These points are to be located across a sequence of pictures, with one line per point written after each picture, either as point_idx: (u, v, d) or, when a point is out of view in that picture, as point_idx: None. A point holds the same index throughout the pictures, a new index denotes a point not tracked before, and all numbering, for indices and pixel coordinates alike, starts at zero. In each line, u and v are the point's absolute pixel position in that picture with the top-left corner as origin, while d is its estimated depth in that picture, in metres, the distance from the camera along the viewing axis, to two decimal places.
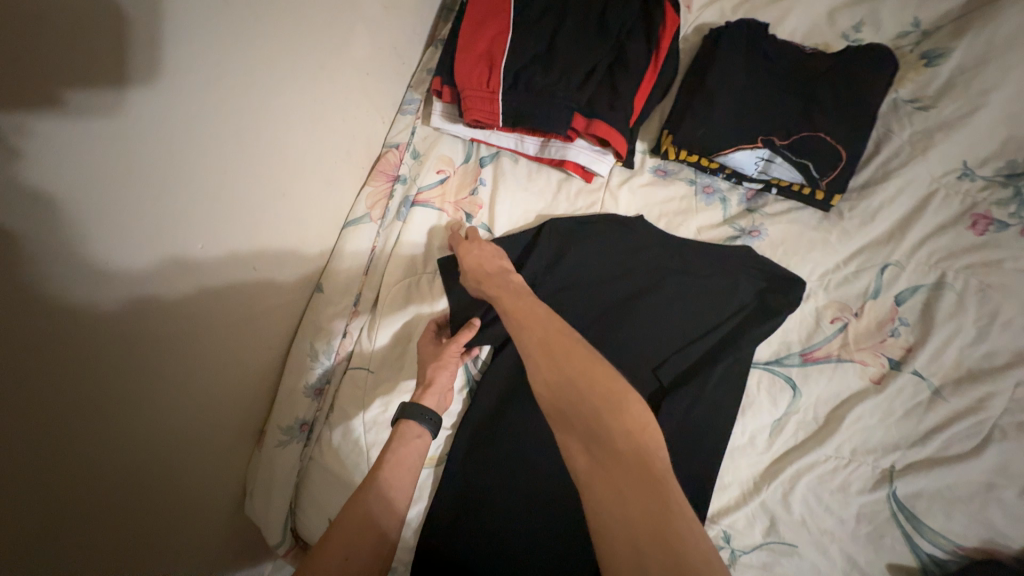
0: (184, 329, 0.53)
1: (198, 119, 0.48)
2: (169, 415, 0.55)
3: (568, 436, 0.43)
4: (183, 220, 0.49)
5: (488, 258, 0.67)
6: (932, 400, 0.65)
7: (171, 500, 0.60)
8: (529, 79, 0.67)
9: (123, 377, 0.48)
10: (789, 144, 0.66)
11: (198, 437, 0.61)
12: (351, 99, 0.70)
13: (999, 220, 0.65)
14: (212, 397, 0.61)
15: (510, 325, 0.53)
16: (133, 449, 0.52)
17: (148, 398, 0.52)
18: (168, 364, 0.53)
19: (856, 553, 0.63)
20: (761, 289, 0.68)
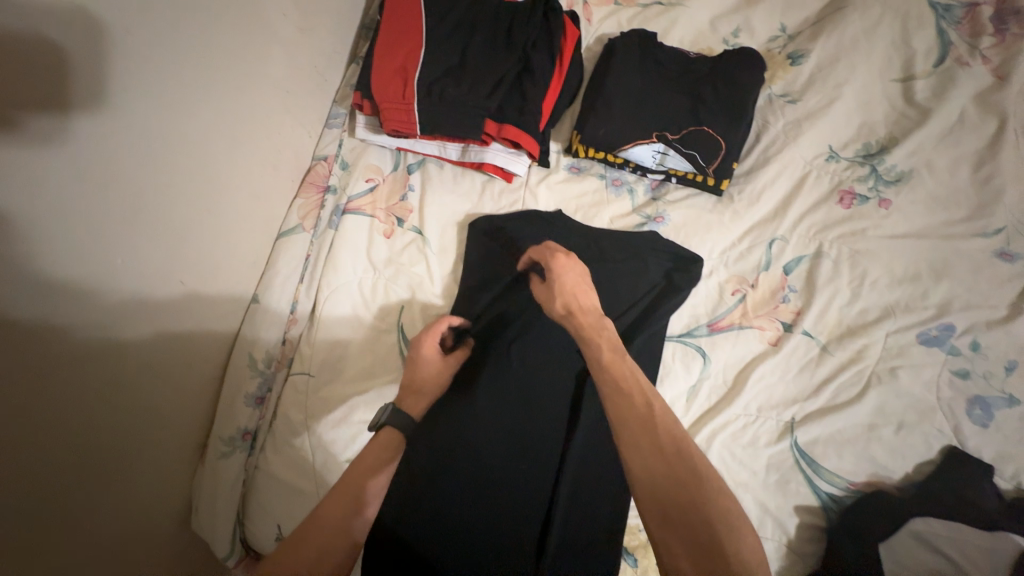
0: (107, 348, 0.53)
1: (119, 135, 0.49)
2: (103, 433, 0.56)
3: (667, 532, 0.46)
4: (110, 237, 0.51)
5: (583, 293, 0.67)
6: (821, 355, 0.73)
7: (114, 518, 0.60)
8: (442, 90, 0.73)
9: (43, 399, 0.47)
10: (681, 136, 0.74)
11: (131, 458, 0.60)
12: (274, 116, 0.73)
13: (860, 195, 0.75)
14: (143, 417, 0.61)
15: (609, 394, 0.56)
16: (56, 476, 0.51)
17: (80, 417, 0.52)
18: (94, 382, 0.52)
19: (766, 500, 0.70)
20: (668, 269, 0.75)
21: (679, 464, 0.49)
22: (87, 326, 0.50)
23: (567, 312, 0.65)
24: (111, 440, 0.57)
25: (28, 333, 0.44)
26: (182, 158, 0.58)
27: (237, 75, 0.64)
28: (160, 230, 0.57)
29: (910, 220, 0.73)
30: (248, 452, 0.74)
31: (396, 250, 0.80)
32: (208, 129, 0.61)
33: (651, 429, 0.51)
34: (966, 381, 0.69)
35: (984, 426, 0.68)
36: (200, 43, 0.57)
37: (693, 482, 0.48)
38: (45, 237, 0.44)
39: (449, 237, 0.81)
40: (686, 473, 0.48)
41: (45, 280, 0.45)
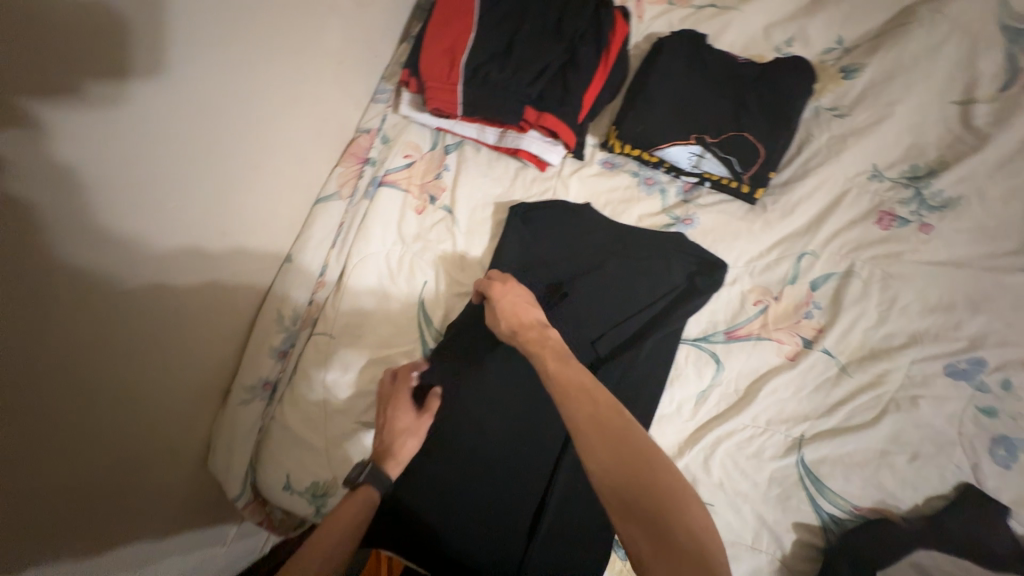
0: (147, 294, 0.56)
1: (186, 86, 0.53)
2: (110, 379, 0.54)
3: (630, 526, 0.44)
4: (167, 182, 0.54)
5: (526, 308, 0.66)
6: (839, 375, 0.72)
7: (125, 466, 0.60)
8: (485, 74, 0.74)
9: (94, 334, 0.50)
10: (720, 141, 0.74)
11: (161, 400, 0.64)
12: (324, 85, 0.76)
13: (901, 217, 0.73)
14: (172, 364, 0.63)
15: (556, 394, 0.52)
16: (95, 416, 0.53)
17: (91, 359, 0.51)
18: (136, 322, 0.55)
19: (765, 512, 0.70)
20: (691, 271, 0.75)
21: (628, 452, 0.46)
22: (139, 267, 0.53)
23: (512, 334, 0.63)
24: (119, 388, 0.56)
25: (90, 265, 0.47)
26: (236, 115, 0.61)
27: (294, 41, 0.67)
28: (211, 182, 0.60)
29: (952, 248, 0.71)
30: (266, 402, 0.77)
31: (426, 227, 0.83)
32: (262, 90, 0.64)
33: (599, 421, 0.48)
34: (992, 419, 0.67)
35: (1005, 468, 0.66)
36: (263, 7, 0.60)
37: (645, 470, 0.45)
38: (116, 175, 0.47)
39: (478, 219, 0.83)
40: (644, 474, 0.45)
41: (110, 218, 0.48)
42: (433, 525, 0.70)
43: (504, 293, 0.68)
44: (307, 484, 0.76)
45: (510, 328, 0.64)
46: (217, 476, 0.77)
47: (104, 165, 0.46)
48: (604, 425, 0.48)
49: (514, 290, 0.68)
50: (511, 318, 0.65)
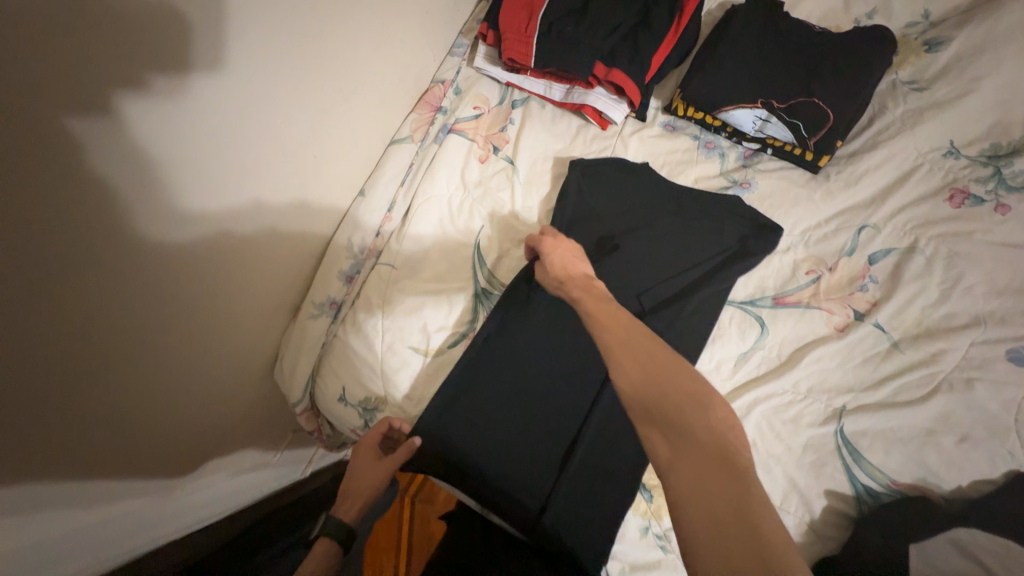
0: (222, 225, 0.61)
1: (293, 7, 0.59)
2: (189, 320, 0.63)
3: (652, 433, 0.44)
4: (266, 98, 0.61)
5: (576, 261, 0.67)
6: (889, 351, 0.71)
7: (200, 392, 0.70)
8: (561, 29, 0.78)
9: (181, 256, 0.57)
10: (787, 106, 0.74)
11: (227, 324, 0.71)
12: (409, 32, 0.82)
13: (975, 195, 0.70)
14: (236, 309, 0.72)
15: (587, 321, 0.56)
16: (171, 341, 0.61)
17: (175, 301, 0.59)
18: (231, 229, 0.63)
19: (797, 476, 0.70)
20: (745, 235, 0.75)
21: (647, 356, 0.48)
22: (228, 183, 0.60)
23: (559, 282, 0.65)
24: (194, 328, 0.65)
25: (188, 177, 0.54)
26: (331, 44, 0.68)
27: None
28: (305, 103, 0.67)
29: None
30: (331, 319, 0.84)
31: (487, 175, 0.88)
32: (355, 26, 0.71)
33: (626, 340, 0.51)
34: None
35: None
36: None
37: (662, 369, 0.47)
38: (223, 82, 0.54)
39: (537, 172, 0.87)
40: (663, 367, 0.46)
41: (212, 123, 0.55)
42: (468, 449, 0.76)
43: (555, 246, 0.69)
44: (360, 398, 0.83)
45: (556, 280, 0.65)
46: (281, 382, 0.86)
47: (219, 65, 0.53)
48: (633, 344, 0.50)
49: (565, 246, 0.69)
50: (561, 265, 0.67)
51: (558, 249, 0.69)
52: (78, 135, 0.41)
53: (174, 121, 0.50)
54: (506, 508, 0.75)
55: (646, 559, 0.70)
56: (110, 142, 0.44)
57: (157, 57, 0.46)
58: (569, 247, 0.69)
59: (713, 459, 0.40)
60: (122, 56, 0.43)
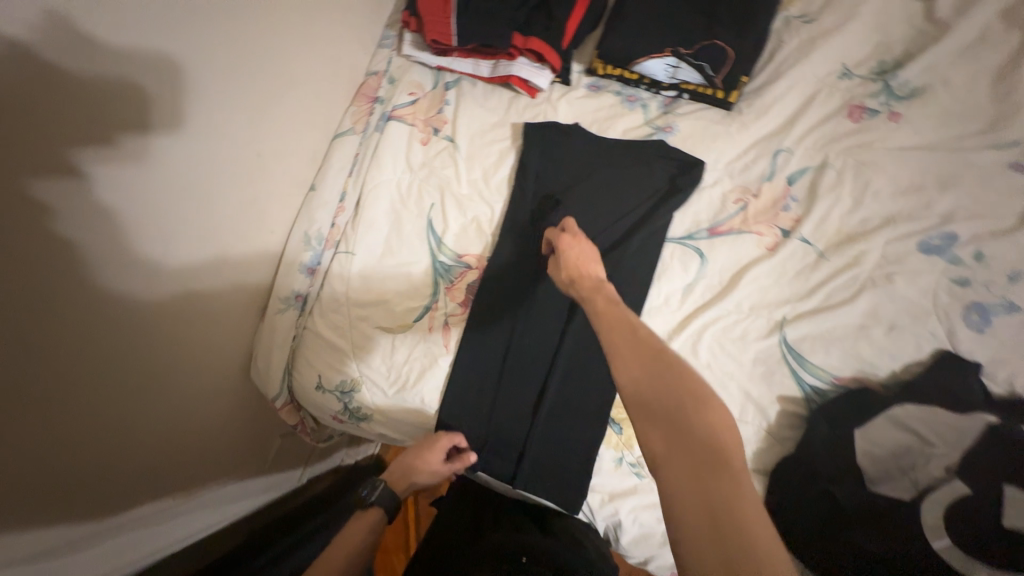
0: (180, 243, 0.65)
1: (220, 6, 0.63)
2: (161, 358, 0.68)
3: (648, 427, 0.44)
4: (206, 104, 0.65)
5: (591, 265, 0.66)
6: (818, 261, 0.76)
7: (182, 421, 0.76)
8: (476, 5, 0.84)
9: (143, 273, 0.61)
10: (693, 51, 0.81)
11: (196, 340, 0.74)
12: (333, 28, 0.86)
13: (871, 109, 0.77)
14: (207, 340, 0.77)
15: (596, 320, 0.56)
16: (144, 363, 0.65)
17: (142, 344, 0.64)
18: (190, 233, 0.67)
19: (751, 388, 0.74)
20: (673, 174, 0.81)
21: (657, 365, 0.47)
22: (180, 192, 0.63)
23: (569, 283, 0.64)
24: (169, 365, 0.70)
25: (143, 201, 0.58)
26: (258, 42, 0.71)
27: None
28: (240, 101, 0.71)
29: (920, 133, 0.75)
30: (299, 312, 0.87)
31: (431, 156, 0.91)
32: (279, 23, 0.74)
33: (634, 340, 0.50)
34: (967, 288, 0.70)
35: (980, 331, 0.68)
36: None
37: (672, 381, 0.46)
38: (164, 97, 0.58)
39: (477, 146, 0.91)
40: (670, 370, 0.46)
41: (159, 129, 0.58)
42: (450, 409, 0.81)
43: (573, 246, 0.68)
44: (336, 383, 0.85)
45: (567, 279, 0.65)
46: (259, 381, 0.89)
47: (157, 70, 0.57)
48: (640, 346, 0.49)
49: (582, 249, 0.68)
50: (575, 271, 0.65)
51: (577, 250, 0.68)
52: (43, 196, 0.46)
53: (126, 139, 0.54)
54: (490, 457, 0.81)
55: (623, 487, 0.75)
56: (63, 167, 0.48)
57: (101, 88, 0.50)
58: (585, 249, 0.68)
59: (707, 460, 0.40)
60: (69, 97, 0.47)
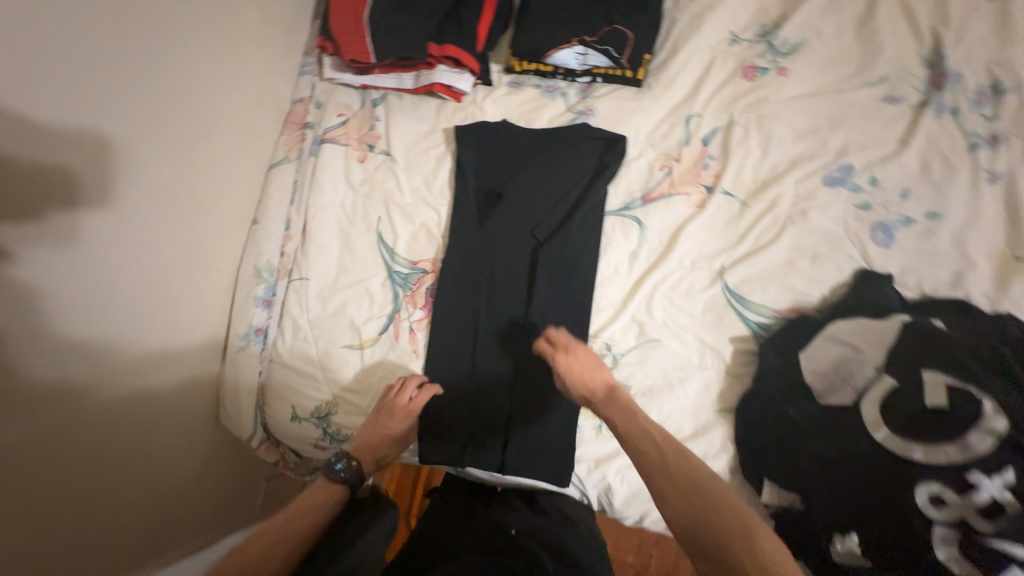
0: (119, 299, 0.66)
1: (128, 52, 0.64)
2: (114, 420, 0.67)
3: (699, 557, 0.50)
4: (127, 154, 0.65)
5: (597, 370, 0.72)
6: (741, 209, 0.83)
7: (153, 478, 0.75)
8: (387, 21, 0.87)
9: (81, 329, 0.61)
10: (597, 37, 0.87)
11: (156, 392, 0.74)
12: (252, 61, 0.87)
13: (761, 67, 0.85)
14: (165, 393, 0.76)
15: (625, 445, 0.62)
16: (100, 423, 0.65)
17: (89, 410, 0.63)
18: (126, 282, 0.67)
19: (705, 336, 0.80)
20: (601, 152, 0.87)
21: (675, 469, 0.57)
22: (113, 245, 0.64)
23: (589, 403, 0.70)
24: (124, 426, 0.69)
25: (62, 261, 0.58)
26: (177, 83, 0.72)
27: (214, 18, 0.78)
28: (165, 144, 0.71)
29: (806, 83, 0.83)
30: (261, 346, 0.87)
31: (370, 172, 0.93)
32: (196, 62, 0.75)
33: (671, 472, 0.56)
34: (869, 211, 0.78)
35: (887, 247, 0.77)
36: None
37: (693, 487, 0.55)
38: (77, 151, 0.58)
39: (414, 155, 0.93)
40: (707, 500, 0.53)
41: (84, 182, 0.59)
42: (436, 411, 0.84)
43: (574, 358, 0.74)
44: (311, 410, 0.85)
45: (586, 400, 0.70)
46: (230, 424, 0.88)
47: (64, 125, 0.57)
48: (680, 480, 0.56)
49: (581, 358, 0.73)
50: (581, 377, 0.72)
51: (580, 355, 0.74)
52: None
53: (43, 198, 0.54)
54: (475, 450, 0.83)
55: (606, 451, 0.79)
56: None
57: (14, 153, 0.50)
58: (586, 356, 0.74)
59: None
60: None
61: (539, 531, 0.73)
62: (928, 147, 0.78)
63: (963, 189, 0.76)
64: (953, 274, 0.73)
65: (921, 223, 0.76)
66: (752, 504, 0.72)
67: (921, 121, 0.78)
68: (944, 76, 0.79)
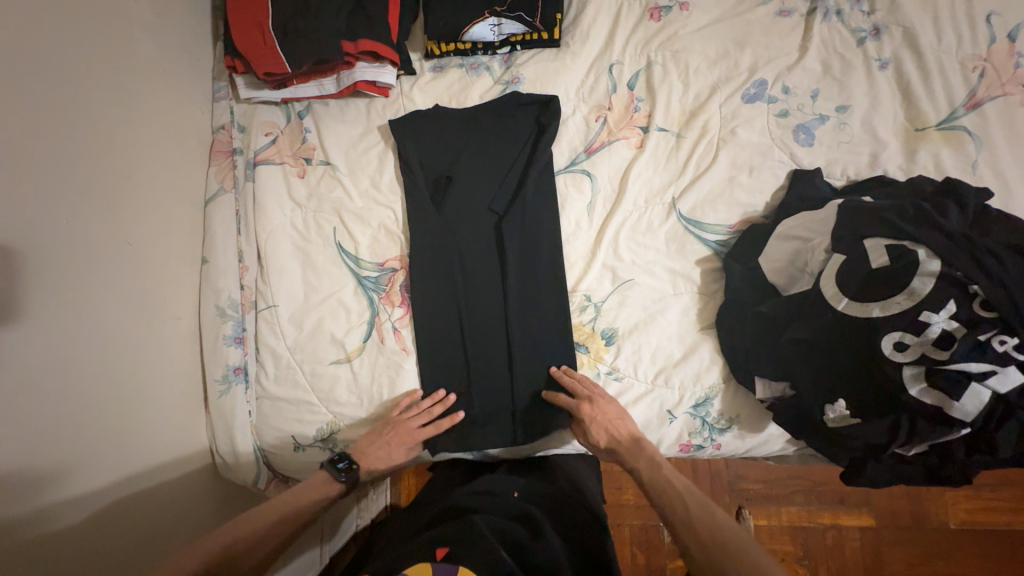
0: (72, 366, 0.63)
1: (20, 103, 0.59)
2: (96, 494, 0.64)
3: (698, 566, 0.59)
4: (44, 218, 0.61)
5: (620, 421, 0.76)
6: (677, 141, 0.88)
7: (166, 540, 0.73)
8: (294, 27, 0.84)
9: (33, 403, 0.58)
10: (507, 5, 0.87)
11: (135, 457, 0.71)
12: (160, 95, 0.82)
13: (664, 7, 0.90)
14: (147, 455, 0.73)
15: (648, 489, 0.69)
16: (83, 499, 0.63)
17: (63, 489, 0.60)
18: (74, 350, 0.63)
19: (673, 265, 0.84)
20: (537, 116, 0.89)
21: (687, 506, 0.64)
22: (55, 310, 0.61)
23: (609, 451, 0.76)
24: (111, 498, 0.66)
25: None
26: (82, 130, 0.68)
27: (106, 57, 0.73)
28: (86, 196, 0.67)
29: (708, 12, 0.89)
30: (244, 385, 0.84)
31: (314, 185, 0.90)
32: (98, 104, 0.71)
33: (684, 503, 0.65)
34: (788, 117, 0.85)
35: (810, 145, 0.84)
36: (61, 24, 0.66)
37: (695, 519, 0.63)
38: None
39: (355, 159, 0.91)
40: (711, 519, 0.62)
41: (5, 247, 0.56)
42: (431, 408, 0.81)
43: (602, 408, 0.77)
44: (313, 434, 0.83)
45: (608, 448, 0.76)
46: (231, 472, 0.85)
47: None
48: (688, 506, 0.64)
49: (605, 410, 0.77)
50: (603, 421, 0.76)
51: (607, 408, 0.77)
52: None
53: None
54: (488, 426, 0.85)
55: None
56: None
57: None
58: (613, 408, 0.77)
59: None
60: None
61: (534, 490, 0.79)
62: (825, 49, 0.85)
63: (862, 80, 0.84)
64: (870, 156, 0.82)
65: (833, 118, 0.84)
66: (749, 402, 0.79)
67: (814, 27, 0.86)
68: None
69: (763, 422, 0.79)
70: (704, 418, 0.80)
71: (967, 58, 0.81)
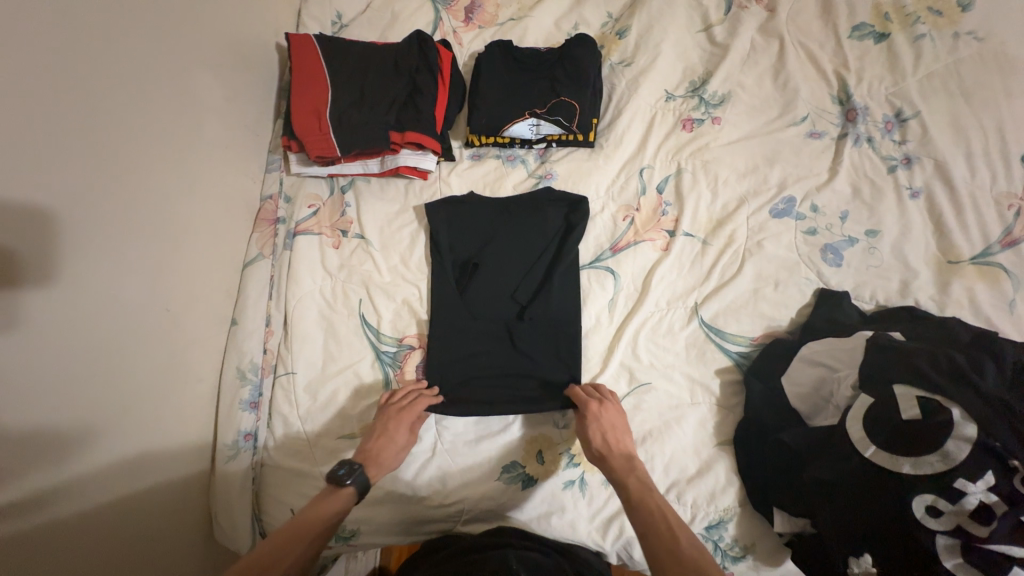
0: (106, 430, 0.66)
1: (90, 181, 0.63)
2: (159, 509, 0.74)
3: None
4: (102, 291, 0.65)
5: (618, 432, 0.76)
6: (703, 247, 0.88)
7: None
8: (349, 118, 0.92)
9: (85, 453, 0.63)
10: (547, 109, 0.94)
11: (172, 496, 0.77)
12: (222, 172, 0.89)
13: (696, 119, 0.94)
14: (185, 491, 0.80)
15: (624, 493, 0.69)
16: (145, 518, 0.71)
17: (140, 504, 0.70)
18: (107, 413, 0.66)
19: (692, 371, 0.83)
20: (567, 213, 0.92)
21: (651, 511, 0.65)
22: (99, 376, 0.65)
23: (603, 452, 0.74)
24: (164, 517, 0.75)
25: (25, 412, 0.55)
26: (149, 205, 0.73)
27: (181, 140, 0.80)
28: (140, 265, 0.71)
29: (740, 128, 0.93)
30: (252, 452, 0.85)
31: (346, 257, 0.94)
32: (164, 179, 0.76)
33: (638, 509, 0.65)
34: (816, 236, 0.85)
35: (839, 266, 0.84)
36: (146, 109, 0.73)
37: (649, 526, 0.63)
38: (44, 293, 0.57)
39: (388, 235, 0.95)
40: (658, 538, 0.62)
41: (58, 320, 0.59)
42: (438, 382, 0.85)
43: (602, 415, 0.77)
44: None
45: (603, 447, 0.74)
46: (227, 539, 0.83)
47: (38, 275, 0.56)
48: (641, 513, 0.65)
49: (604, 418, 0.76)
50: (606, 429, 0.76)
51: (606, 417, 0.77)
52: None
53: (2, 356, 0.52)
54: (490, 508, 0.80)
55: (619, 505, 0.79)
56: None
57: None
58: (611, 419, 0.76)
59: None
60: None
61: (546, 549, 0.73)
62: (855, 173, 0.87)
63: (892, 206, 0.84)
64: (901, 283, 0.81)
65: (862, 241, 0.84)
66: (767, 535, 0.75)
67: (844, 152, 0.88)
68: (855, 110, 0.90)
69: (779, 557, 0.74)
70: (716, 542, 0.75)
71: (1002, 196, 0.81)
